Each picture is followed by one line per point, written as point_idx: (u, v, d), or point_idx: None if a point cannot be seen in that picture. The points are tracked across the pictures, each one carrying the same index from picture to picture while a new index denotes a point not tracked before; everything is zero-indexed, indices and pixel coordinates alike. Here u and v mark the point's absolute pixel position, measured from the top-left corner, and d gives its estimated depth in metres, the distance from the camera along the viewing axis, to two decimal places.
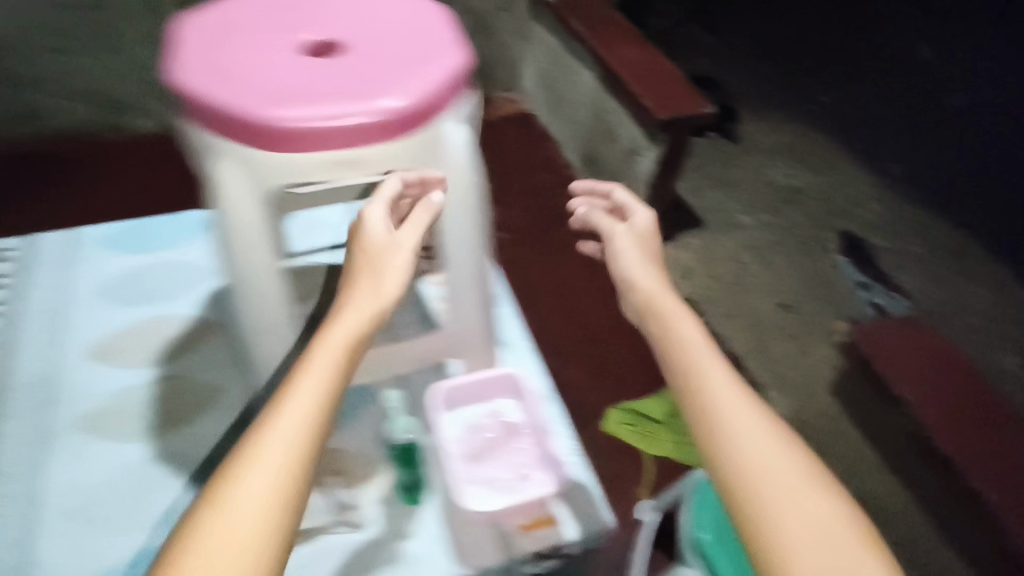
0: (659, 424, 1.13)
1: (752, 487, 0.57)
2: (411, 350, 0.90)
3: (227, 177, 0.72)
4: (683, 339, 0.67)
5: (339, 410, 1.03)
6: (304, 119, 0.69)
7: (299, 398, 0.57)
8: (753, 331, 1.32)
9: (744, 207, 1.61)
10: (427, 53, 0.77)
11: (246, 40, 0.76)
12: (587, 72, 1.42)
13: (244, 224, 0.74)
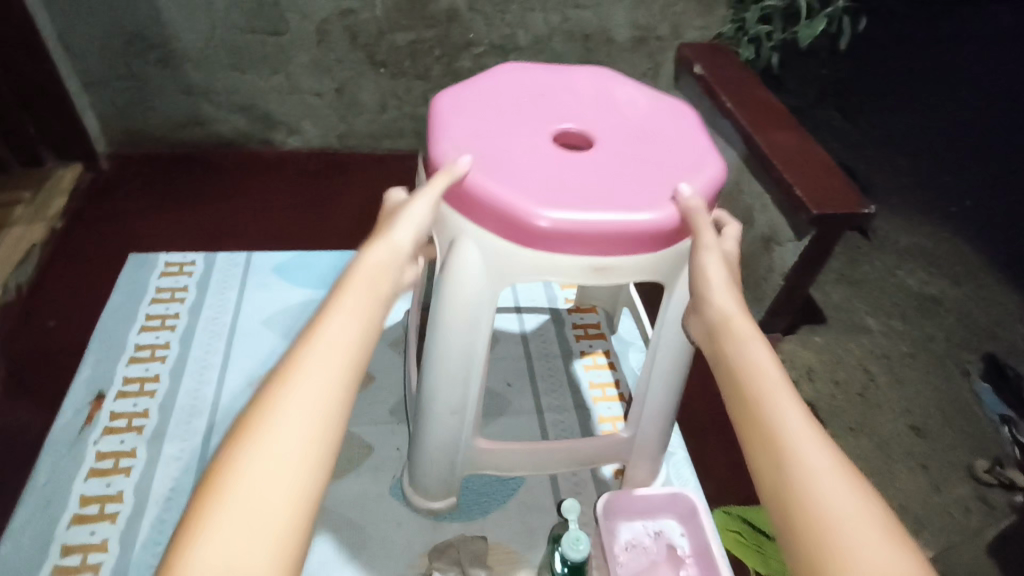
0: (769, 540, 1.02)
1: (817, 547, 0.45)
2: (579, 451, 0.82)
3: (459, 263, 0.67)
4: (752, 350, 0.57)
5: (483, 492, 0.90)
6: (561, 222, 0.65)
7: (337, 331, 0.52)
8: (881, 453, 1.20)
9: (873, 310, 1.49)
10: (697, 166, 0.73)
11: (511, 127, 0.75)
12: (728, 146, 1.38)
13: (463, 306, 0.68)
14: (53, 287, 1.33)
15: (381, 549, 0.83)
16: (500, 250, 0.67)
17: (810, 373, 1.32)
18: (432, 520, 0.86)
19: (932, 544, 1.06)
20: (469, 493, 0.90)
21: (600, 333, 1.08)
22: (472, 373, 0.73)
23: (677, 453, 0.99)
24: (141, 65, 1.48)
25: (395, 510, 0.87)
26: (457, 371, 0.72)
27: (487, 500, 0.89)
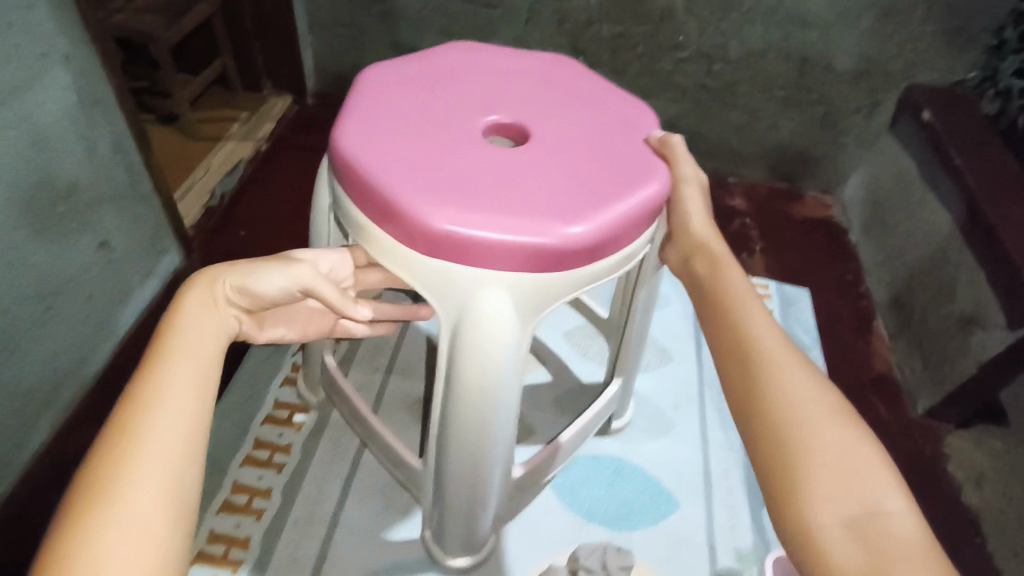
0: None
1: (782, 426, 0.54)
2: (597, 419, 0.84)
3: (481, 318, 0.57)
4: (731, 276, 0.67)
5: (634, 506, 0.88)
6: (590, 228, 0.58)
7: (162, 409, 0.50)
8: None
9: None
10: (627, 126, 0.72)
11: (429, 132, 0.65)
12: (942, 208, 1.25)
13: (495, 367, 0.58)
14: (247, 202, 1.48)
15: (527, 540, 0.84)
16: (533, 282, 0.58)
17: (980, 479, 1.14)
18: (582, 520, 0.86)
19: None
20: (619, 501, 0.88)
21: None
22: (509, 429, 0.63)
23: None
24: (364, 18, 1.60)
25: (546, 497, 0.88)
26: (472, 451, 0.63)
27: (637, 514, 0.87)
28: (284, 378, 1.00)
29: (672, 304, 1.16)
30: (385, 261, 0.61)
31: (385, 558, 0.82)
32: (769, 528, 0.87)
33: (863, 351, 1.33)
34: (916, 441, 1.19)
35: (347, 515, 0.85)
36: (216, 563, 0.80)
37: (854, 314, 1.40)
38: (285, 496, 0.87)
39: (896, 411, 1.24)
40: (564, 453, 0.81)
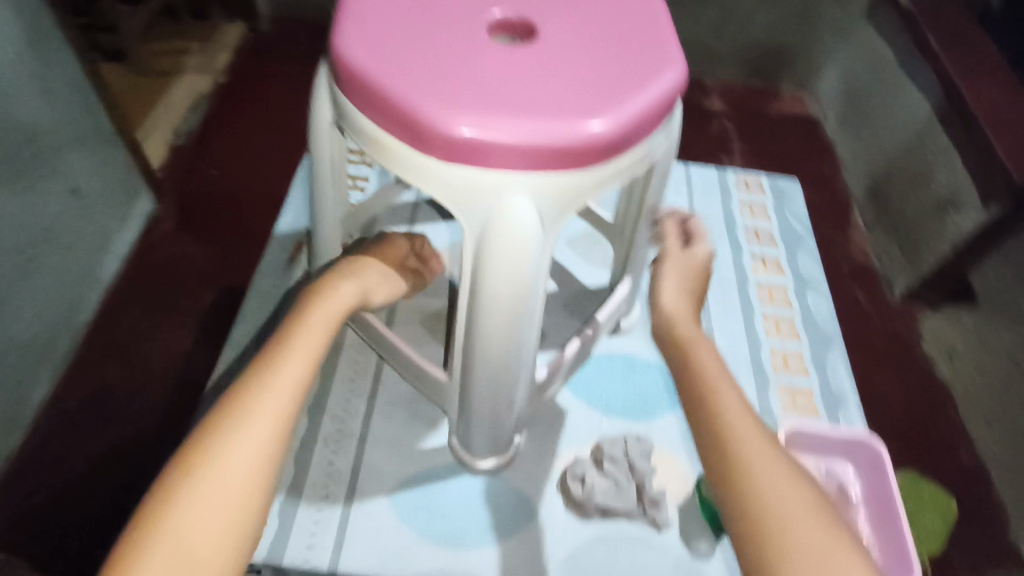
0: None
1: (755, 514, 0.48)
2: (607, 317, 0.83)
3: (509, 222, 0.56)
4: (699, 351, 0.62)
5: (650, 396, 0.89)
6: (612, 118, 0.56)
7: (283, 377, 0.55)
8: None
9: None
10: (641, 15, 0.67)
11: (434, 32, 0.61)
12: (920, 95, 1.26)
13: (521, 272, 0.57)
14: (215, 138, 1.41)
15: (548, 440, 0.83)
16: (557, 184, 0.57)
17: (952, 354, 1.22)
18: (601, 414, 0.86)
19: None
20: (636, 393, 0.89)
21: (778, 265, 0.99)
22: (532, 330, 0.62)
23: (851, 403, 0.85)
24: None
25: (564, 398, 0.87)
26: (501, 352, 0.62)
27: (655, 403, 0.88)
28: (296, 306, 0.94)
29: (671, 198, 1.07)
30: (406, 176, 0.59)
31: (424, 464, 0.81)
32: (774, 409, 0.83)
33: (842, 243, 1.37)
34: (894, 323, 1.26)
35: (374, 432, 0.83)
36: None
37: (833, 208, 1.43)
38: (311, 418, 0.84)
39: (875, 297, 1.29)
40: (584, 354, 0.83)
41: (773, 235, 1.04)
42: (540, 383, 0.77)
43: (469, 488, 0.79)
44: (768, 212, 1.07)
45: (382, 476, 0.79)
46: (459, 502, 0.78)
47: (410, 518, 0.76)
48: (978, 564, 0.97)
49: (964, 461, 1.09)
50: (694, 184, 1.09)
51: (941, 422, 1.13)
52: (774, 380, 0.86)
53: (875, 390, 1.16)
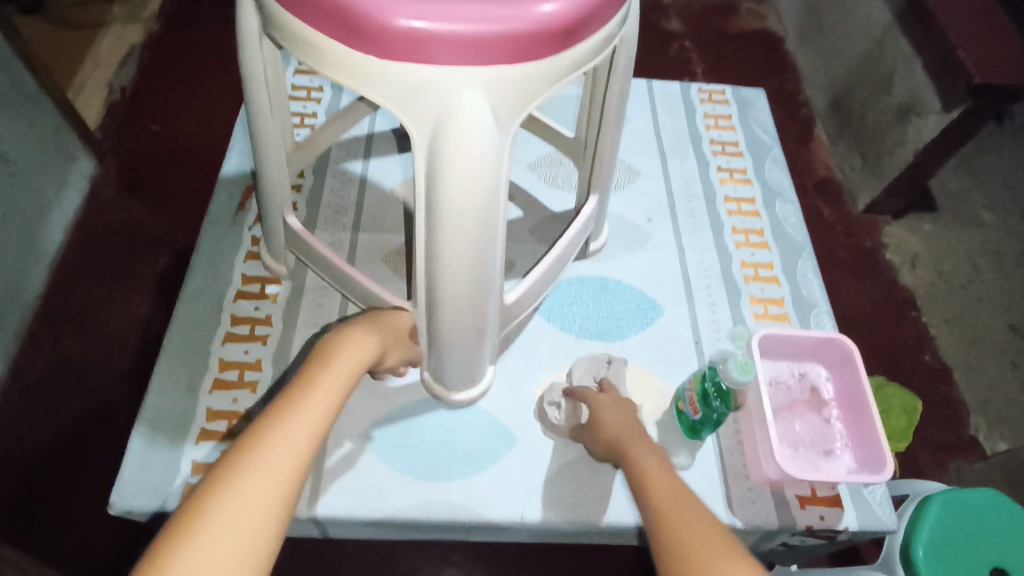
0: None
1: None
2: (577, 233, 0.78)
3: (466, 124, 0.51)
4: (636, 456, 0.61)
5: (626, 316, 0.84)
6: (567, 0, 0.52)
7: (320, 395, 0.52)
8: (972, 346, 1.16)
9: (991, 203, 1.40)
10: None
11: None
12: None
13: (483, 179, 0.53)
14: (151, 90, 1.32)
15: (520, 367, 0.80)
16: (513, 76, 0.52)
17: (915, 260, 1.26)
18: (574, 336, 0.82)
19: (1007, 437, 1.06)
20: (610, 313, 0.84)
21: (745, 177, 0.98)
22: (497, 238, 0.59)
23: (822, 306, 0.86)
24: None
25: (536, 324, 0.83)
26: (469, 271, 0.59)
27: (631, 322, 0.83)
28: (247, 253, 0.89)
29: (634, 115, 1.04)
30: (342, 77, 0.53)
31: (398, 401, 0.76)
32: (747, 318, 0.84)
33: (805, 159, 1.37)
34: (857, 233, 1.27)
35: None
36: (215, 440, 0.75)
37: (795, 124, 1.42)
38: (279, 365, 0.81)
39: (839, 209, 1.31)
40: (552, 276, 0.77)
41: (740, 146, 1.03)
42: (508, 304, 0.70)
43: (450, 422, 0.75)
44: (734, 124, 1.05)
45: (355, 416, 0.75)
46: (439, 436, 0.74)
47: (390, 456, 0.72)
48: (940, 454, 1.02)
49: (929, 360, 1.12)
50: (658, 100, 1.07)
51: (906, 326, 1.16)
52: (745, 291, 0.86)
53: (844, 300, 1.18)
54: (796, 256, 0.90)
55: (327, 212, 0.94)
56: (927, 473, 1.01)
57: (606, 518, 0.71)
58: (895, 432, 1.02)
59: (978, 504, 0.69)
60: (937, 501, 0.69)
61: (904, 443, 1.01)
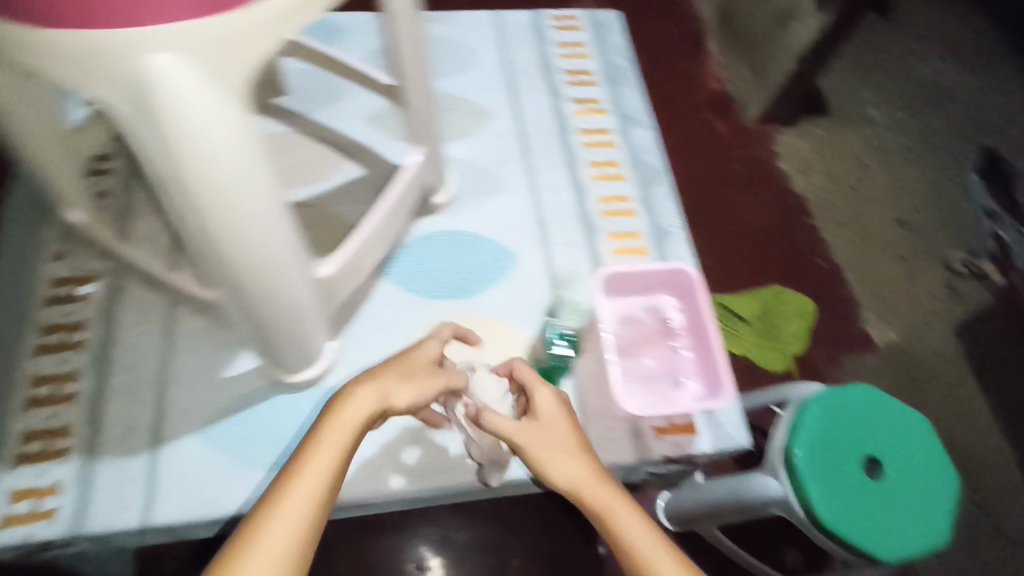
0: (746, 321, 1.06)
1: None
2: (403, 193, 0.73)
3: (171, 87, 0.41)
4: (620, 510, 0.53)
5: (477, 269, 0.80)
6: None
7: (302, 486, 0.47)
8: (861, 244, 1.20)
9: (879, 100, 1.42)
10: None
11: None
12: None
13: (223, 153, 0.44)
14: None
15: (370, 338, 0.75)
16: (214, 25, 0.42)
17: (806, 166, 1.28)
18: (424, 298, 0.78)
19: (895, 326, 1.11)
20: (461, 268, 0.80)
21: (600, 107, 0.94)
22: (269, 213, 0.49)
23: (679, 232, 0.85)
24: None
25: (386, 290, 0.78)
26: (248, 259, 0.50)
27: (482, 276, 0.80)
28: (51, 253, 0.79)
29: (481, 50, 0.96)
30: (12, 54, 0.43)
31: (234, 392, 0.73)
32: (604, 255, 0.82)
33: (698, 74, 1.35)
34: (750, 145, 1.28)
35: (176, 372, 0.74)
36: (37, 465, 0.69)
37: (687, 39, 1.39)
38: (96, 373, 0.73)
39: (732, 123, 1.30)
40: (386, 240, 0.71)
41: (592, 73, 0.97)
42: (321, 277, 0.62)
43: (294, 406, 0.72)
44: (585, 48, 0.99)
45: (193, 412, 0.72)
46: (283, 421, 0.72)
47: (228, 450, 0.70)
48: (833, 351, 1.08)
49: (820, 265, 1.17)
50: (507, 29, 0.99)
51: (797, 235, 1.19)
52: (602, 228, 0.84)
53: (738, 216, 1.20)
54: (650, 185, 0.88)
55: (150, 197, 0.84)
56: (821, 373, 1.06)
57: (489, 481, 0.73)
58: (791, 339, 1.05)
59: (847, 399, 0.71)
60: (812, 406, 0.70)
61: (801, 348, 1.05)
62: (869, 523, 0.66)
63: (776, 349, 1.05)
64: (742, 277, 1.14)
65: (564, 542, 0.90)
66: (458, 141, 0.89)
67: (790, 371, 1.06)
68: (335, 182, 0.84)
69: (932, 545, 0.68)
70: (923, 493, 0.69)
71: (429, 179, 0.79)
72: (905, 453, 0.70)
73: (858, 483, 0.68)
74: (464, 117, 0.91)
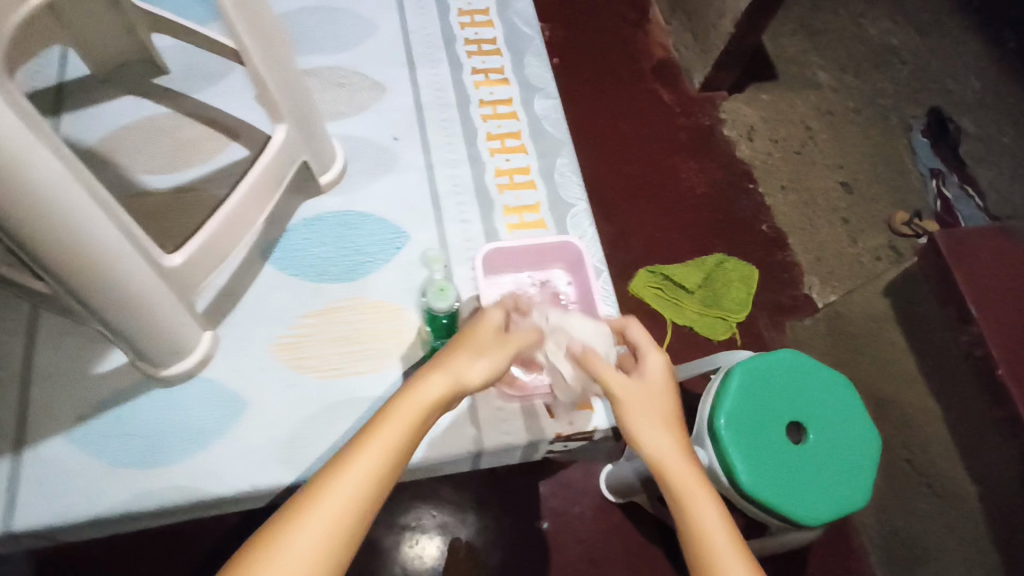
0: (688, 292, 1.06)
1: None
2: (281, 169, 0.66)
3: None
4: (698, 498, 0.46)
5: (368, 251, 0.78)
6: None
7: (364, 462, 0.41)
8: (805, 209, 1.20)
9: (827, 62, 1.40)
10: None
11: None
12: None
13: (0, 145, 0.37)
14: None
15: (248, 324, 0.72)
16: None
17: (751, 132, 1.27)
18: (313, 282, 0.75)
19: (837, 289, 1.12)
20: (351, 250, 0.77)
21: (503, 79, 0.96)
22: (76, 186, 0.42)
23: (580, 205, 0.84)
24: None
25: (265, 275, 0.75)
26: (73, 256, 0.45)
27: (373, 258, 0.77)
28: None
29: (383, 28, 0.96)
30: None
31: (108, 388, 0.67)
32: (501, 230, 0.81)
33: (642, 42, 1.33)
34: (695, 113, 1.27)
35: (42, 369, 0.68)
36: None
37: (631, 7, 1.37)
38: None
39: (677, 91, 1.28)
40: (244, 225, 0.63)
41: (497, 44, 1.00)
42: (171, 269, 0.55)
43: (168, 403, 0.67)
44: (491, 20, 1.02)
45: (59, 412, 0.66)
46: (156, 418, 0.66)
47: (99, 453, 0.64)
48: (777, 316, 1.08)
49: (765, 230, 1.16)
50: (405, 2, 1.00)
51: (742, 202, 1.18)
52: (499, 201, 0.83)
53: (685, 184, 1.19)
54: (552, 155, 0.89)
55: None
56: (765, 339, 1.06)
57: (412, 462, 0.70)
58: (732, 307, 1.05)
59: (770, 366, 0.71)
60: (735, 374, 0.70)
61: (742, 316, 1.05)
62: (792, 488, 0.67)
63: (717, 318, 1.04)
64: (686, 245, 1.12)
65: (507, 520, 0.89)
66: (348, 117, 0.87)
67: (733, 338, 1.05)
68: (217, 164, 0.78)
69: (855, 507, 0.68)
70: (848, 456, 0.70)
71: (302, 150, 0.69)
72: (829, 417, 0.71)
73: (782, 449, 0.68)
74: (360, 90, 0.90)
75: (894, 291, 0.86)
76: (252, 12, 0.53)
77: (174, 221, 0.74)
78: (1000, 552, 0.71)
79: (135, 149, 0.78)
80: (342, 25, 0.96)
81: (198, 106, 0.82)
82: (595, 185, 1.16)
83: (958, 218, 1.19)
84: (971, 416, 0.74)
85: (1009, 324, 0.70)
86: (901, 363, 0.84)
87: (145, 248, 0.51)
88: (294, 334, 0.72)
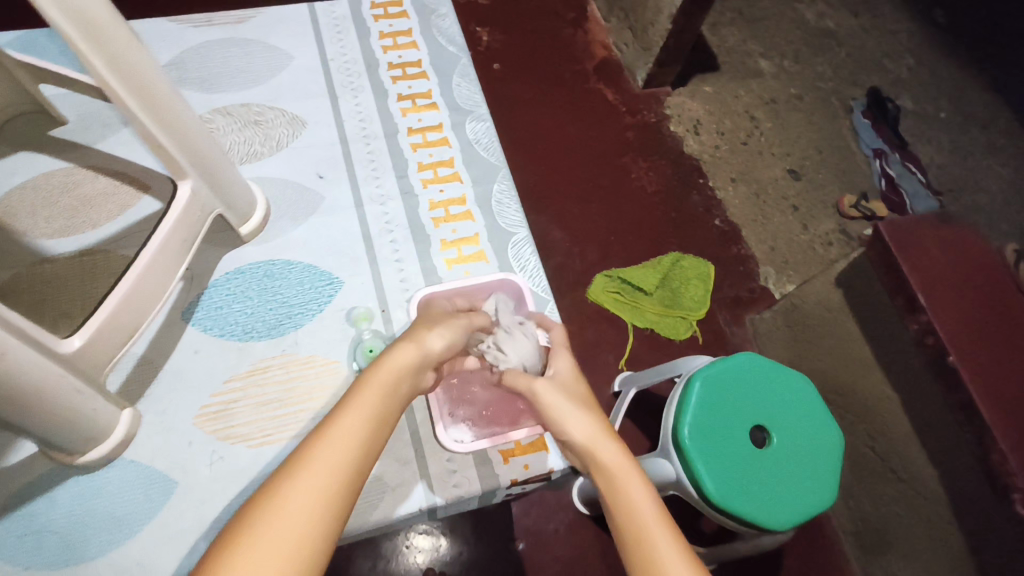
0: (646, 293, 1.05)
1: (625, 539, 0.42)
2: (195, 224, 0.62)
3: None
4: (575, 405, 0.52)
5: (294, 303, 0.76)
6: None
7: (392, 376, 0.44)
8: (756, 200, 1.21)
9: (767, 50, 1.40)
10: None
11: None
12: None
13: None
14: None
15: (176, 392, 0.69)
16: None
17: (697, 126, 1.27)
18: (239, 343, 0.73)
19: (793, 278, 1.13)
20: (277, 303, 0.75)
21: (431, 103, 0.95)
22: None
23: (520, 232, 0.86)
24: None
25: (190, 336, 0.72)
26: None
27: (301, 310, 0.75)
28: None
29: (306, 59, 0.94)
30: None
31: (19, 482, 0.63)
32: (439, 266, 0.81)
33: (583, 41, 1.32)
34: (640, 110, 1.26)
35: None
36: None
37: (568, 5, 1.36)
38: None
39: (621, 89, 1.28)
40: (151, 298, 0.58)
41: (422, 66, 0.98)
42: (69, 355, 0.51)
43: (84, 493, 0.63)
44: (415, 41, 1.00)
45: None
46: (71, 512, 0.63)
47: (20, 557, 0.61)
48: (736, 311, 1.08)
49: (718, 225, 1.16)
50: (321, 27, 0.98)
51: (694, 199, 1.18)
52: (436, 236, 0.83)
53: (635, 185, 1.18)
54: (489, 180, 0.89)
55: None
56: (726, 336, 1.05)
57: (373, 519, 0.69)
58: (690, 305, 1.05)
59: (730, 368, 0.71)
60: (697, 382, 0.69)
61: (701, 313, 1.05)
62: (761, 496, 0.66)
63: (677, 318, 1.04)
64: (641, 246, 1.11)
65: (478, 545, 0.85)
66: (269, 155, 0.85)
67: (694, 337, 1.04)
68: (127, 221, 0.74)
69: (823, 504, 0.68)
70: (813, 455, 0.70)
71: (212, 204, 0.65)
72: (790, 419, 0.71)
73: (748, 455, 0.67)
74: (277, 127, 0.87)
75: (845, 282, 0.86)
76: (134, 74, 0.49)
77: (70, 288, 0.67)
78: (966, 538, 0.71)
79: (31, 213, 0.73)
80: (253, 61, 0.92)
81: (103, 160, 0.79)
82: (531, 195, 1.14)
83: (902, 194, 1.19)
84: (929, 403, 0.74)
85: (954, 309, 0.71)
86: (858, 353, 0.84)
87: (36, 335, 0.47)
88: (219, 403, 0.69)
